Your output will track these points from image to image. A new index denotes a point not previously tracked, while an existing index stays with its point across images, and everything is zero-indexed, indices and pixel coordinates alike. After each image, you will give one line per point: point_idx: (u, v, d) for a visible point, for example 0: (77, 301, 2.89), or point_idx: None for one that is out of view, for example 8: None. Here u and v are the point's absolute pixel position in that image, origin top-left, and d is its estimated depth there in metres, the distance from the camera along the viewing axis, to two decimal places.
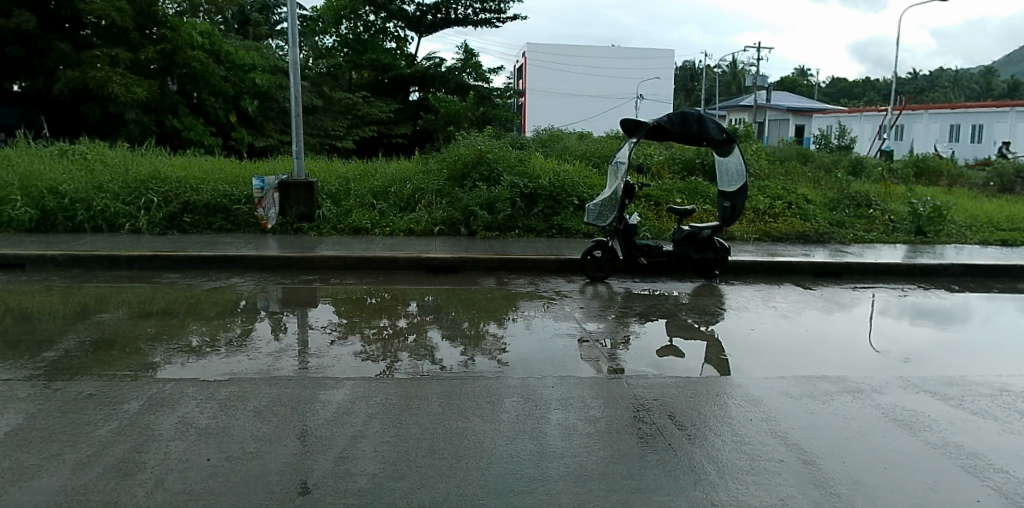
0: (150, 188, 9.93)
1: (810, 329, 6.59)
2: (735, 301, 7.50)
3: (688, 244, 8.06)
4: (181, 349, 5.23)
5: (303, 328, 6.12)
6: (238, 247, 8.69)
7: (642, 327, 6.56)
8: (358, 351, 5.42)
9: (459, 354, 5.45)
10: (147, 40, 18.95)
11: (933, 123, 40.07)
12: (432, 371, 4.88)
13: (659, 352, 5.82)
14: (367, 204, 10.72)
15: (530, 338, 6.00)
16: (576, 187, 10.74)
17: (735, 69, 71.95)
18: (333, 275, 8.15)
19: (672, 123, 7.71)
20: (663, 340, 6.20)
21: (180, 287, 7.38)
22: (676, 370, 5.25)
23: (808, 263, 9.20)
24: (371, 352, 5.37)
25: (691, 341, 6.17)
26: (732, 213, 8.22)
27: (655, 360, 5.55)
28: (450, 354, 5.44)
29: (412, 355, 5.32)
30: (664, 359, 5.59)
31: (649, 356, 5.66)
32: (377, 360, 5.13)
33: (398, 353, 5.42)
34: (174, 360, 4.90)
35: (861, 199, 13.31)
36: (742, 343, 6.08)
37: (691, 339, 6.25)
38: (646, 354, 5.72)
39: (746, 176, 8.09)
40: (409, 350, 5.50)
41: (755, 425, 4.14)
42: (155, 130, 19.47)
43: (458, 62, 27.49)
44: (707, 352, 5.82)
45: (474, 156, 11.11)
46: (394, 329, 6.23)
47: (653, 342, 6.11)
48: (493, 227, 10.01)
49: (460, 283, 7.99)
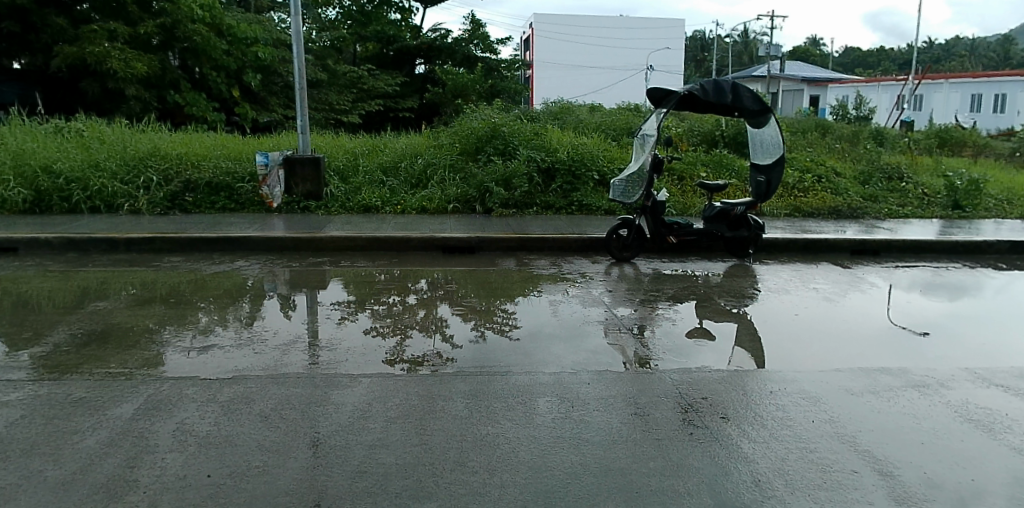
0: (149, 166, 9.49)
1: (858, 313, 6.10)
2: (772, 283, 7.00)
3: (720, 222, 7.56)
4: (189, 332, 5.04)
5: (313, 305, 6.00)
6: (243, 228, 8.26)
7: (677, 313, 6.08)
8: (368, 329, 5.29)
9: (472, 331, 5.35)
10: (146, 14, 18.37)
11: (953, 93, 38.85)
12: (445, 352, 4.74)
13: (700, 341, 5.33)
14: (377, 181, 10.23)
15: (558, 325, 5.56)
16: (596, 162, 10.25)
17: (747, 38, 70.22)
18: (344, 257, 7.72)
19: (705, 93, 7.13)
20: (701, 327, 5.72)
21: (182, 271, 6.97)
22: (721, 363, 4.78)
23: (844, 241, 8.67)
24: (387, 343, 4.95)
25: (730, 328, 5.71)
26: (767, 189, 7.66)
27: (694, 349, 5.10)
28: (464, 332, 5.31)
29: (426, 335, 5.17)
30: (705, 348, 5.13)
31: (688, 346, 5.20)
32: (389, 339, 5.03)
33: (415, 344, 4.97)
34: (181, 338, 4.88)
35: (892, 172, 12.71)
36: (787, 330, 5.61)
37: (730, 324, 5.81)
38: (684, 343, 5.26)
39: (784, 147, 7.54)
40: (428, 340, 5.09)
41: (818, 427, 3.72)
42: (157, 107, 19.01)
43: (465, 33, 26.68)
44: (751, 341, 5.36)
45: (488, 129, 10.54)
46: (405, 307, 6.01)
47: (689, 329, 5.65)
48: (510, 204, 9.53)
49: (478, 264, 7.54)
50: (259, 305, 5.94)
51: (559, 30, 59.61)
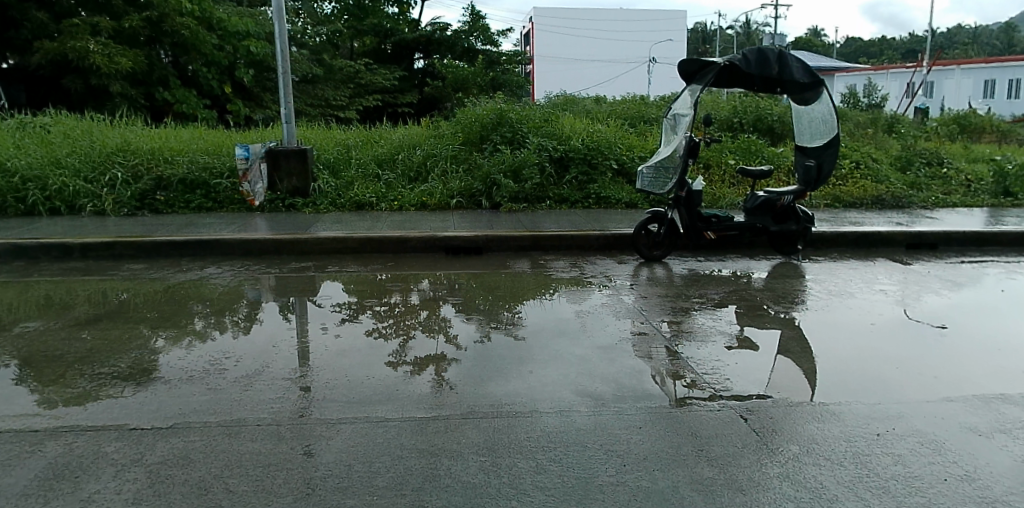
0: (117, 162, 8.51)
1: (955, 324, 5.01)
2: (831, 285, 5.99)
3: (764, 213, 6.56)
4: (183, 341, 4.46)
5: (305, 311, 5.24)
6: (219, 230, 7.28)
7: (729, 324, 5.07)
8: (369, 330, 4.73)
9: (485, 347, 4.42)
10: (131, 7, 17.41)
11: (964, 79, 37.67)
12: (450, 353, 4.25)
13: (765, 360, 4.33)
14: (371, 175, 9.24)
15: (590, 340, 4.55)
16: (613, 149, 9.27)
17: (751, 28, 68.89)
18: (332, 261, 6.71)
19: (747, 63, 6.15)
20: (760, 341, 4.72)
21: (144, 281, 5.99)
22: (805, 393, 3.75)
23: (899, 234, 7.64)
24: (379, 362, 4.07)
25: (797, 342, 4.71)
26: (818, 174, 6.59)
27: (758, 369, 4.12)
28: (466, 334, 4.70)
29: (429, 335, 4.64)
30: (775, 370, 4.14)
31: (754, 365, 4.21)
32: (387, 344, 4.44)
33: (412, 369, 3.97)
34: (174, 347, 4.32)
35: (932, 157, 11.64)
36: (868, 345, 4.61)
37: (795, 336, 4.82)
38: (743, 360, 4.30)
39: (837, 127, 6.51)
40: (425, 355, 4.21)
41: (957, 488, 2.70)
42: (145, 105, 18.08)
43: (465, 25, 25.58)
44: (826, 358, 4.36)
45: (493, 115, 9.53)
46: (406, 308, 5.33)
47: (747, 343, 4.66)
48: (520, 198, 8.55)
49: (487, 267, 6.57)
50: (229, 321, 4.95)
51: (559, 23, 58.61)
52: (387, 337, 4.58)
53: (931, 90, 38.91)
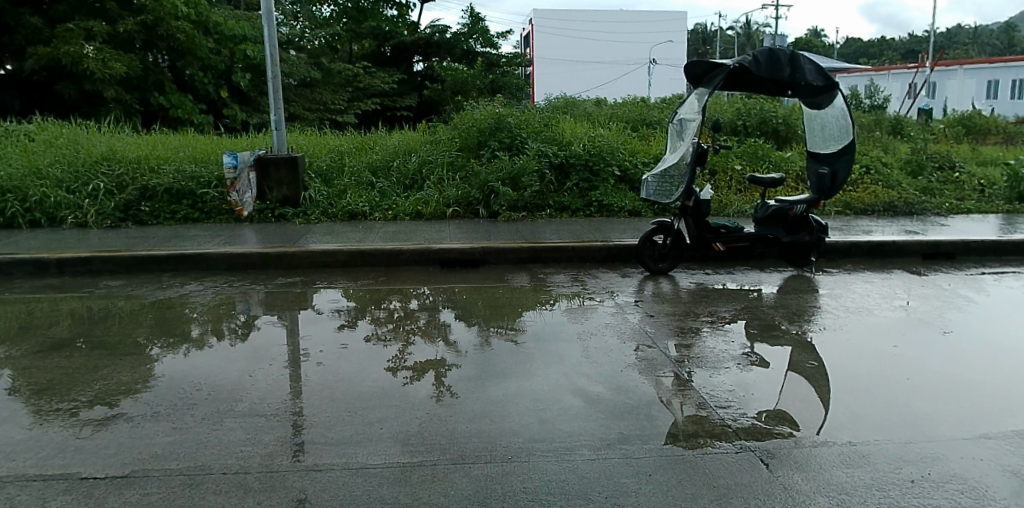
0: (100, 172, 8.21)
1: (983, 345, 4.68)
2: (847, 301, 5.66)
3: (776, 224, 6.24)
4: (180, 348, 4.56)
5: (289, 333, 4.91)
6: (204, 242, 6.96)
7: (742, 345, 4.72)
8: (369, 336, 4.86)
9: (480, 375, 4.08)
10: (126, 11, 17.11)
11: (968, 80, 37.32)
12: (451, 358, 4.39)
13: (784, 388, 3.98)
14: (365, 183, 8.93)
15: (592, 367, 4.19)
16: (615, 155, 8.96)
17: (751, 28, 68.50)
18: (321, 276, 6.38)
19: (757, 65, 5.85)
20: (779, 367, 4.35)
21: (121, 299, 5.66)
22: (832, 431, 3.41)
23: (915, 244, 7.31)
24: (365, 394, 3.75)
25: (818, 368, 4.35)
26: (832, 183, 6.28)
27: (778, 401, 3.79)
28: (461, 359, 4.37)
29: (428, 341, 4.75)
30: (797, 401, 3.80)
31: (772, 395, 3.87)
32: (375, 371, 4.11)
33: (402, 401, 3.64)
34: (169, 354, 4.42)
35: (942, 161, 11.31)
36: (893, 372, 4.25)
37: (814, 361, 4.46)
38: (759, 388, 3.96)
39: (853, 131, 6.17)
40: (426, 359, 4.38)
41: None
42: (140, 110, 17.79)
43: (465, 27, 25.28)
44: (848, 387, 4.02)
45: (492, 120, 9.20)
46: (406, 312, 5.42)
47: (763, 368, 4.31)
48: (519, 206, 8.22)
49: (484, 281, 6.25)
50: (208, 343, 4.62)
51: (559, 25, 58.33)
52: (387, 343, 4.71)
53: (934, 90, 38.47)
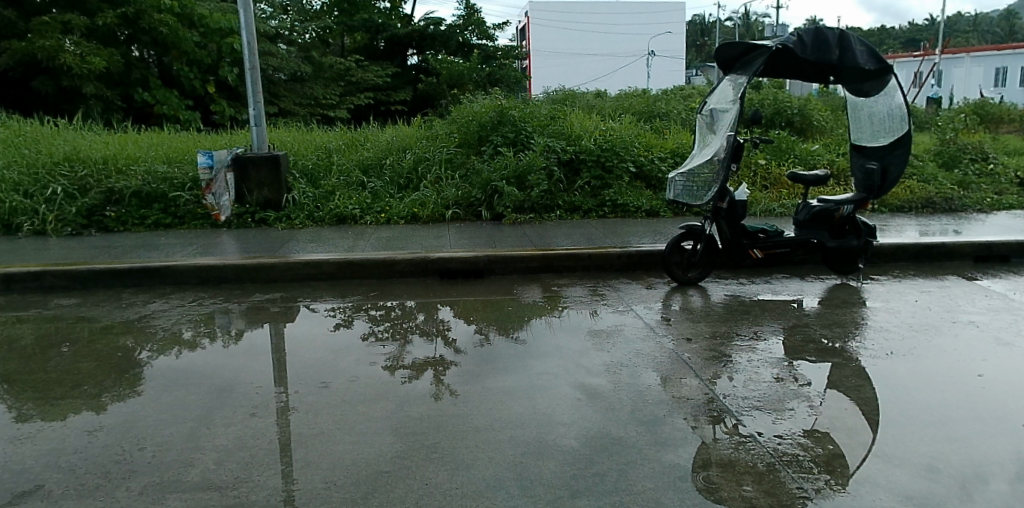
0: (61, 174, 7.45)
1: None
2: (906, 316, 4.88)
3: (820, 226, 5.51)
4: (143, 374, 3.87)
5: (265, 355, 4.11)
6: (176, 253, 6.20)
7: (803, 378, 3.77)
8: (365, 334, 4.54)
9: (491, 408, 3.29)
10: (106, 4, 16.27)
11: (974, 68, 36.55)
12: (450, 356, 4.08)
13: (882, 437, 3.04)
14: (355, 183, 8.18)
15: (629, 413, 3.21)
16: (629, 150, 8.24)
17: (749, 20, 67.77)
18: (305, 291, 5.62)
19: (802, 47, 5.11)
20: (873, 406, 3.41)
21: (72, 321, 4.88)
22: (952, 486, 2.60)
23: (967, 246, 6.58)
24: (351, 441, 2.91)
25: (910, 405, 3.44)
26: (881, 180, 5.53)
27: (896, 456, 2.85)
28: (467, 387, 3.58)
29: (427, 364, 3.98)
30: (911, 454, 2.87)
31: (868, 448, 2.91)
32: (360, 408, 3.28)
33: (397, 449, 2.84)
34: (160, 356, 4.15)
35: (976, 152, 10.57)
36: (995, 409, 3.41)
37: (897, 394, 3.58)
38: (850, 438, 3.03)
39: (908, 124, 5.39)
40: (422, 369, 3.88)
41: None
42: (122, 107, 16.93)
43: (459, 19, 24.49)
44: (952, 432, 3.12)
45: (493, 113, 8.45)
46: (402, 312, 5.08)
47: (838, 409, 3.37)
48: (526, 207, 7.49)
49: (491, 294, 5.52)
50: (173, 361, 4.07)
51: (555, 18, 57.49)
52: (383, 341, 4.38)
53: (940, 79, 37.72)
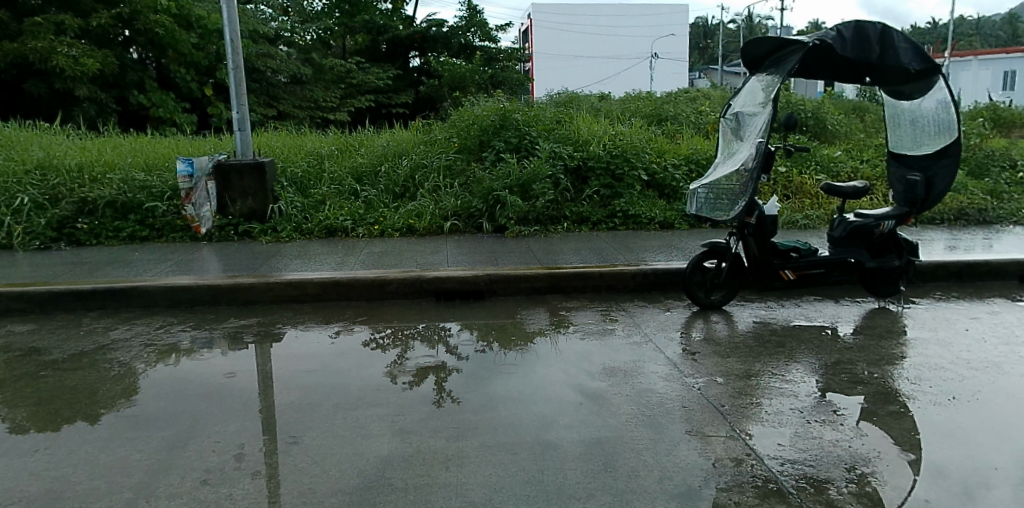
0: (30, 183, 6.92)
1: None
2: (960, 349, 4.32)
3: (857, 244, 4.97)
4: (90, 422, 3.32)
5: (234, 399, 3.58)
6: (148, 270, 5.67)
7: (859, 434, 3.19)
8: (349, 370, 3.99)
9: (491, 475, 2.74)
10: (101, 4, 15.75)
11: (982, 71, 35.92)
12: (450, 396, 3.60)
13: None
14: (348, 191, 7.66)
15: (658, 484, 2.67)
16: (641, 157, 7.70)
17: (751, 22, 67.19)
18: (288, 315, 5.09)
19: (842, 43, 4.57)
20: (948, 468, 2.84)
21: (24, 352, 4.35)
22: None
23: (1012, 264, 6.01)
24: None
25: (990, 465, 2.87)
26: (926, 193, 4.98)
27: None
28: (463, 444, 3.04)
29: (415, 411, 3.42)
30: None
31: None
32: (335, 475, 2.74)
33: None
34: (136, 380, 3.88)
35: (1005, 158, 10.01)
36: None
37: (970, 450, 3.02)
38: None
39: (959, 129, 4.81)
40: (411, 417, 3.33)
41: None
42: (116, 109, 16.43)
43: (461, 21, 24.02)
44: None
45: (495, 117, 7.93)
46: (394, 340, 4.55)
47: (905, 471, 2.83)
48: (531, 219, 6.96)
49: (492, 318, 4.98)
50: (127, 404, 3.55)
51: (558, 19, 56.91)
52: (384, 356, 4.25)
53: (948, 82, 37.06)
